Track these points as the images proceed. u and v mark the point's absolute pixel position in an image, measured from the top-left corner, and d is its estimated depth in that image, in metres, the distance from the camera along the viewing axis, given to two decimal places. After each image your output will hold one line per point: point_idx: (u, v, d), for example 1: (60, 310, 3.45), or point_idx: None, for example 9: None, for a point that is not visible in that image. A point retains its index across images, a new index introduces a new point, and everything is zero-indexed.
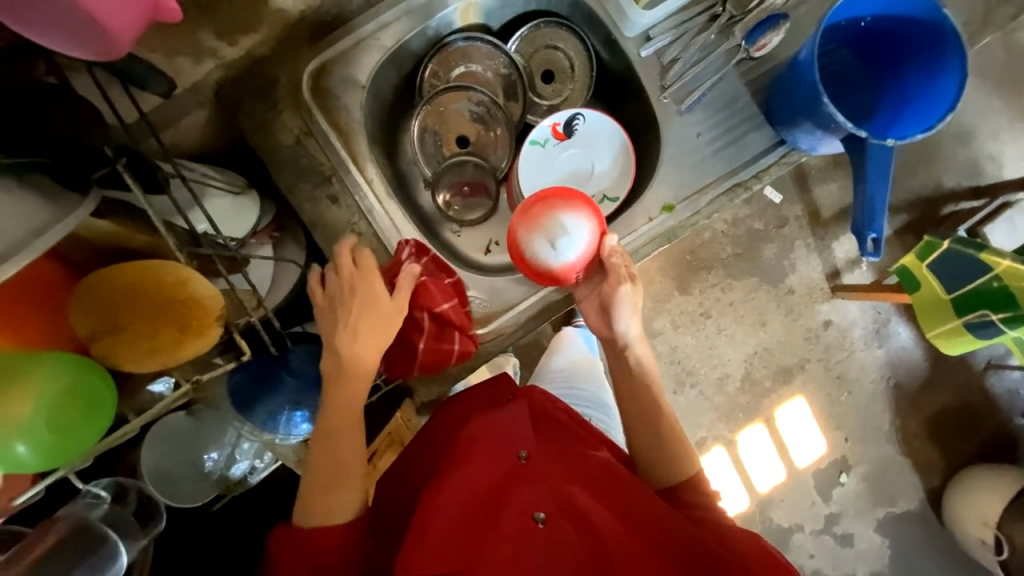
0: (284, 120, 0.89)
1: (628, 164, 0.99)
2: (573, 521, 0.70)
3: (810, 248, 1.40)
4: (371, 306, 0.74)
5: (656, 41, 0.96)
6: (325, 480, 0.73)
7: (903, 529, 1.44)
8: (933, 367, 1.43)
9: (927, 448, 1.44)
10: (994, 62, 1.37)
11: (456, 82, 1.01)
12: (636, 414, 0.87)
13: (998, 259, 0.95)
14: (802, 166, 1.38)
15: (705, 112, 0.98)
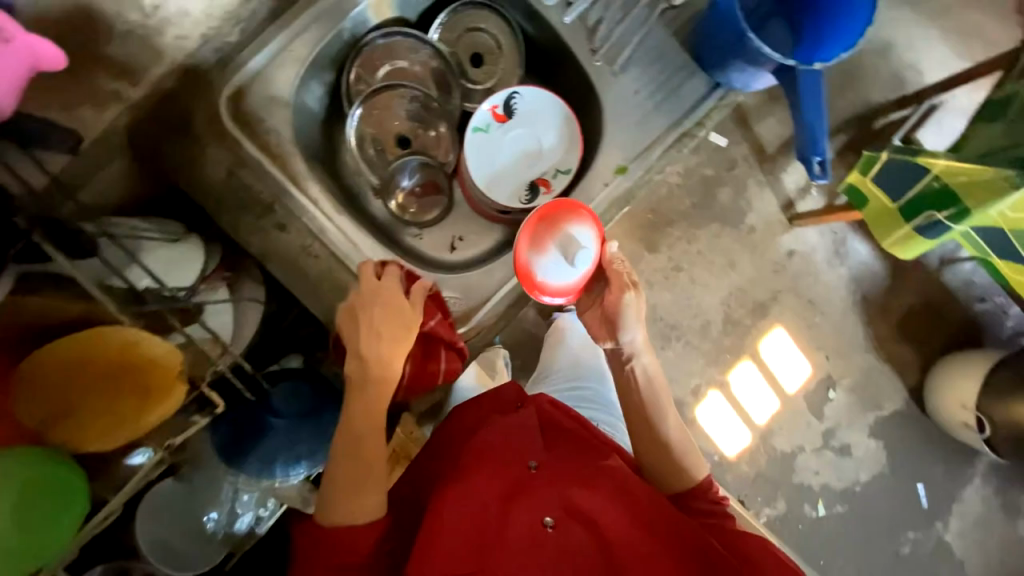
0: (210, 155, 0.85)
1: (574, 134, 0.98)
2: (583, 525, 0.73)
3: (763, 184, 1.44)
4: (392, 304, 0.77)
5: (577, 5, 0.95)
6: (345, 487, 0.72)
7: (893, 429, 1.53)
8: (893, 273, 1.51)
9: (901, 349, 1.53)
10: None
11: (384, 82, 0.98)
12: (645, 426, 0.90)
13: (933, 161, 0.96)
14: (740, 107, 1.42)
15: (638, 69, 0.98)
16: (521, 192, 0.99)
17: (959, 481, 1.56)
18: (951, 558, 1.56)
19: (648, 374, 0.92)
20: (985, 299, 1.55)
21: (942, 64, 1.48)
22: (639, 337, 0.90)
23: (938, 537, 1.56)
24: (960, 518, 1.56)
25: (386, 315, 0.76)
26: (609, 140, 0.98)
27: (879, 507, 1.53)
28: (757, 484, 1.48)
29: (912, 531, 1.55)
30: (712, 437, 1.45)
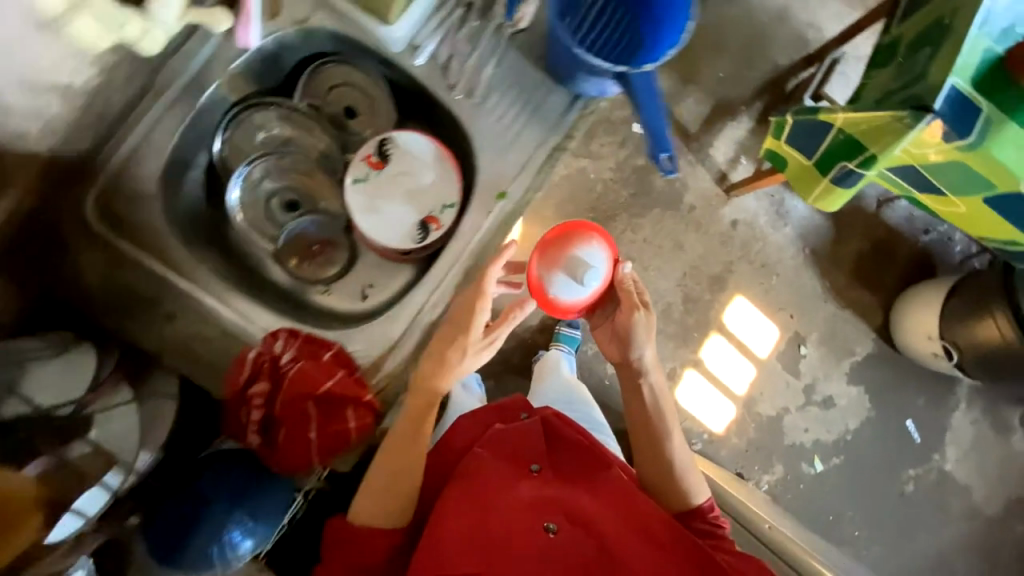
0: (86, 259, 0.87)
1: (451, 168, 0.98)
2: (583, 531, 0.78)
3: (693, 163, 1.48)
4: (469, 331, 0.89)
5: (425, 47, 0.96)
6: (385, 486, 0.87)
7: (870, 372, 1.56)
8: (836, 222, 1.55)
9: (860, 293, 1.56)
10: None
11: (258, 153, 1.00)
12: (648, 437, 1.01)
13: (833, 115, 1.00)
14: (655, 94, 1.46)
15: (500, 95, 0.98)
16: (413, 233, 0.97)
17: (946, 408, 1.59)
18: (955, 486, 1.58)
19: (654, 391, 1.04)
20: (929, 230, 1.58)
21: (839, 17, 1.53)
22: (649, 358, 1.04)
23: (939, 468, 1.58)
24: (955, 446, 1.58)
25: (460, 349, 0.89)
26: (495, 156, 0.97)
27: (874, 451, 1.55)
28: (751, 453, 1.49)
29: (911, 468, 1.56)
30: (698, 416, 1.47)
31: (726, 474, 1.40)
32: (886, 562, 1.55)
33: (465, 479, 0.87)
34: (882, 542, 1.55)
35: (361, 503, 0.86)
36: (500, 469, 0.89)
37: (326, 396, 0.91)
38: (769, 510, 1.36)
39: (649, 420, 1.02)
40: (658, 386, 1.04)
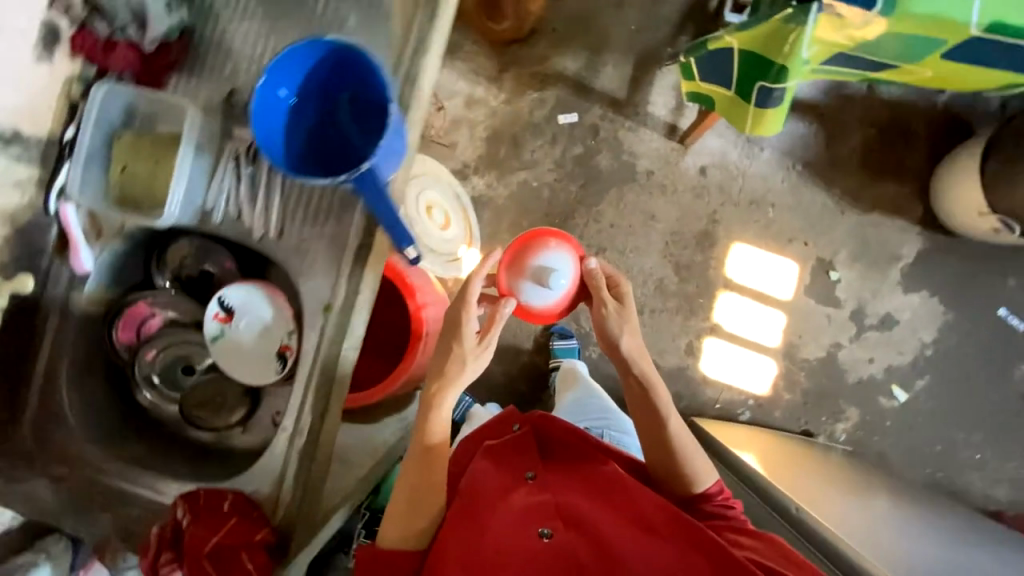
0: (34, 482, 0.77)
1: (279, 295, 0.78)
2: (579, 532, 0.74)
3: (634, 128, 1.39)
4: (457, 329, 0.83)
5: (217, 207, 0.75)
6: (406, 505, 0.80)
7: (928, 271, 1.32)
8: (824, 123, 1.35)
9: (883, 188, 1.34)
10: None
11: (147, 335, 0.84)
12: (645, 411, 0.88)
13: (723, 38, 0.90)
14: (570, 78, 1.40)
15: (295, 219, 0.75)
16: (275, 369, 0.78)
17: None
18: None
19: (643, 380, 0.87)
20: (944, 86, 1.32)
21: None
22: (627, 347, 0.87)
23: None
24: None
25: (459, 359, 0.83)
26: (325, 277, 0.75)
27: (968, 358, 1.31)
28: (811, 404, 1.34)
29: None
30: (734, 382, 1.35)
31: (782, 439, 1.27)
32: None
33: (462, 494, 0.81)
34: (1015, 460, 1.30)
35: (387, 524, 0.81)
36: (493, 479, 0.83)
37: (218, 555, 0.71)
38: (844, 466, 1.19)
39: (644, 403, 0.88)
40: (645, 376, 0.87)
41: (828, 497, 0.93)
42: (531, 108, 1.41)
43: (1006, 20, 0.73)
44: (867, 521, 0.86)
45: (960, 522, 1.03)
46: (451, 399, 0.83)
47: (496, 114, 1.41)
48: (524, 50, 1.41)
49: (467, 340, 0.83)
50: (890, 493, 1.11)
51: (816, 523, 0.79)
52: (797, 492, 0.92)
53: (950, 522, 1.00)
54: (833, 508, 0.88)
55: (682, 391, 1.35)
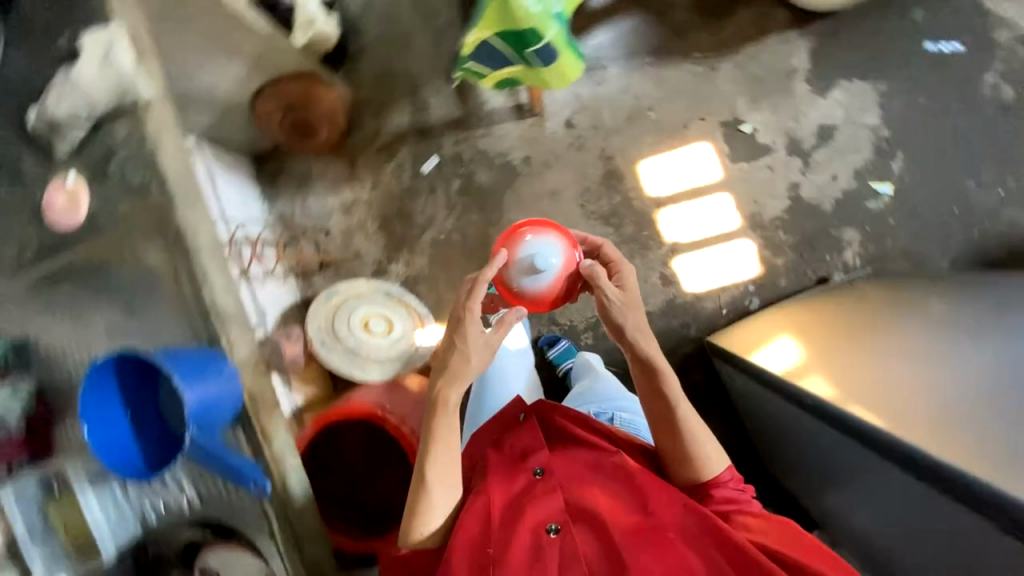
0: None
1: (247, 543, 0.82)
2: (588, 528, 0.73)
3: (488, 132, 1.38)
4: (462, 329, 0.79)
5: (146, 509, 0.80)
6: (425, 511, 0.78)
7: (825, 66, 1.25)
8: (643, 5, 1.29)
9: (735, 24, 1.27)
10: None
11: None
12: (651, 395, 0.81)
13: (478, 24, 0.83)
14: (409, 131, 1.42)
15: (208, 485, 0.80)
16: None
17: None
18: None
19: (652, 360, 0.80)
20: None
21: None
22: (633, 330, 0.81)
23: (993, 48, 1.23)
24: None
25: (462, 356, 0.78)
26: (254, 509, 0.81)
27: (917, 115, 1.23)
28: (806, 251, 1.26)
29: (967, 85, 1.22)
30: (726, 280, 1.29)
31: (800, 307, 1.19)
32: None
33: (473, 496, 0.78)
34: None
35: (411, 520, 0.78)
36: (500, 477, 0.80)
37: None
38: (869, 298, 1.11)
39: (649, 388, 0.82)
40: (649, 365, 0.81)
41: (899, 378, 0.82)
42: (396, 177, 1.43)
43: None
44: (953, 389, 0.75)
45: (996, 298, 0.94)
46: (456, 396, 0.78)
47: (373, 203, 1.44)
48: (357, 136, 1.44)
49: (472, 329, 0.78)
50: (922, 302, 1.02)
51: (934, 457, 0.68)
52: (876, 405, 0.80)
53: (1000, 307, 0.89)
54: (917, 401, 0.77)
55: (686, 322, 1.30)
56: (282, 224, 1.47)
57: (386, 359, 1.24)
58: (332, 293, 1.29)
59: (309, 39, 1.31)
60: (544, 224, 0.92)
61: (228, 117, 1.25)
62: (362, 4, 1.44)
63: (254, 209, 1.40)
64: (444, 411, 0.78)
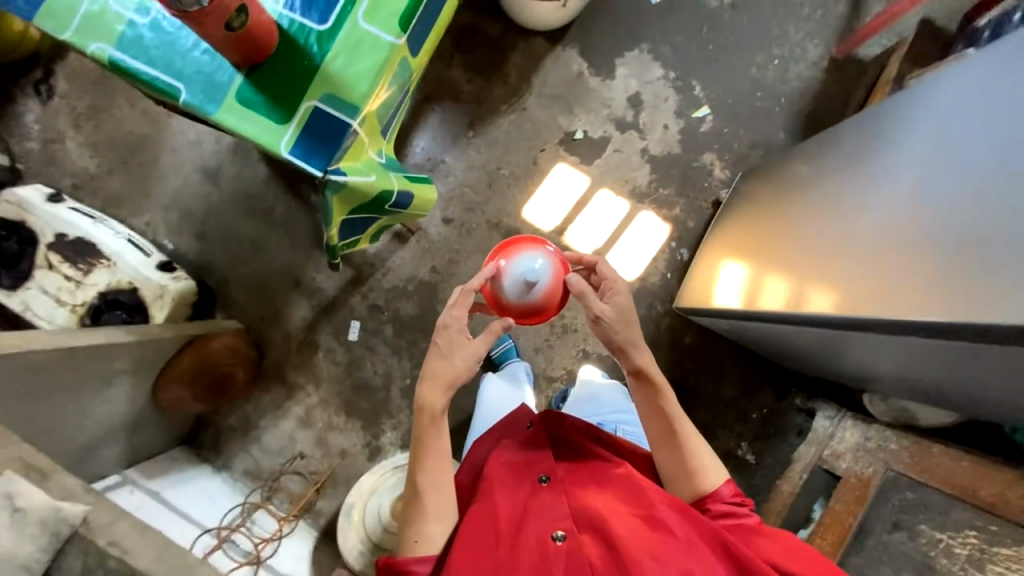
0: None
1: None
2: (596, 532, 0.68)
3: (385, 270, 1.39)
4: (444, 342, 0.81)
5: None
6: (430, 511, 0.75)
7: (599, 55, 1.43)
8: (438, 98, 1.41)
9: (514, 68, 1.42)
10: (148, 207, 1.43)
11: None
12: (649, 405, 0.82)
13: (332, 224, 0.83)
14: (316, 317, 1.39)
15: None
16: None
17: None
18: None
19: (651, 371, 0.82)
20: None
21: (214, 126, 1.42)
22: (633, 352, 0.82)
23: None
24: None
25: (448, 359, 0.80)
26: None
27: (685, 47, 1.43)
28: (690, 190, 1.41)
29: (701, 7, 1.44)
30: (652, 251, 1.40)
31: (721, 237, 1.32)
32: (800, 29, 1.43)
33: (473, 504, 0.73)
34: (781, 35, 1.44)
35: (411, 528, 0.74)
36: (502, 477, 0.77)
37: None
38: (759, 203, 1.25)
39: (650, 407, 0.82)
40: (647, 382, 0.82)
41: (832, 265, 0.93)
42: (332, 363, 1.38)
43: (399, 13, 0.74)
44: (877, 248, 0.85)
45: (843, 152, 1.06)
46: (442, 402, 0.79)
47: (326, 398, 1.38)
48: (273, 353, 1.38)
49: (459, 337, 0.81)
50: (798, 186, 1.15)
51: (892, 316, 0.77)
52: (831, 297, 0.91)
53: (850, 164, 1.02)
54: (858, 273, 0.86)
55: (649, 304, 1.40)
56: (256, 477, 1.36)
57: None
58: (350, 509, 1.22)
59: (170, 310, 1.29)
60: (528, 242, 0.97)
61: (136, 429, 1.15)
62: (200, 243, 1.42)
63: (219, 491, 1.30)
64: (431, 417, 0.79)
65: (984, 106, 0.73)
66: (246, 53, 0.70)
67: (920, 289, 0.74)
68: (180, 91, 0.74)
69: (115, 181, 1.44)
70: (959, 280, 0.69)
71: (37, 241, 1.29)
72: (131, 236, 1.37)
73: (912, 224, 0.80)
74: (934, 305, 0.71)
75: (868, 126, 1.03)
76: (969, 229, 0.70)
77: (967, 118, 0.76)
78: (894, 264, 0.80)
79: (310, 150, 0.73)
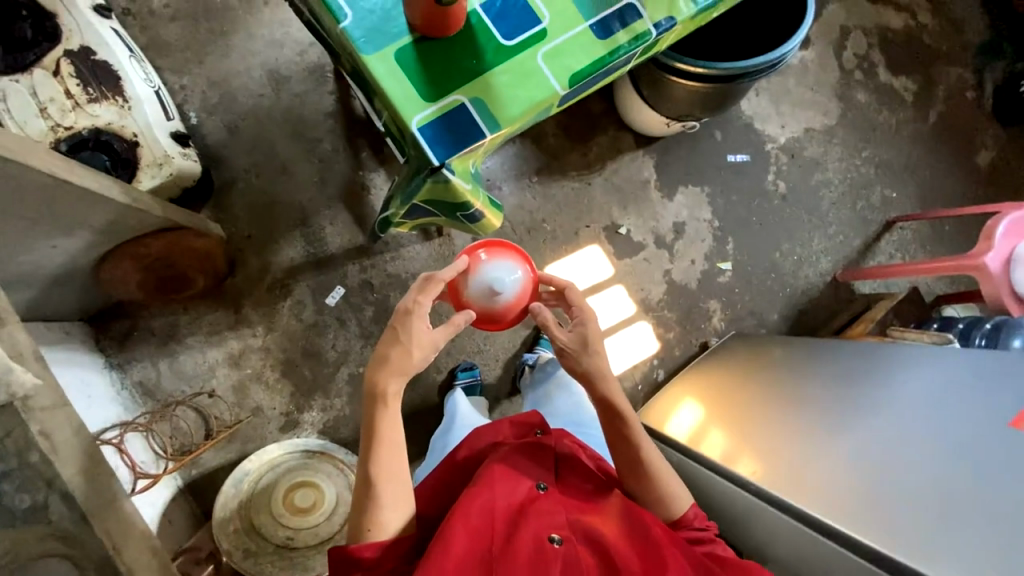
0: None
1: None
2: (591, 540, 0.76)
3: (396, 256, 1.35)
4: (400, 330, 0.80)
5: None
6: (392, 496, 0.75)
7: (668, 176, 1.56)
8: (522, 134, 1.46)
9: (597, 146, 1.51)
10: (193, 73, 1.32)
11: None
12: (615, 433, 0.86)
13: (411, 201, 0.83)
14: (305, 264, 1.31)
15: None
16: None
17: (729, 120, 1.63)
18: (793, 151, 1.67)
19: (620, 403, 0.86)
20: None
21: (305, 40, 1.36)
22: (602, 387, 0.86)
23: (768, 157, 1.65)
24: (761, 132, 1.65)
25: (404, 352, 0.79)
26: None
27: (736, 207, 1.60)
28: (687, 324, 1.52)
29: (761, 184, 1.63)
30: (634, 360, 1.48)
31: (696, 375, 1.42)
32: (822, 243, 1.66)
33: (473, 491, 0.79)
34: (807, 239, 1.65)
35: (377, 513, 0.74)
36: (502, 475, 0.83)
37: None
38: (737, 364, 1.36)
39: (622, 437, 0.86)
40: (613, 410, 0.86)
41: (789, 447, 1.01)
42: (295, 315, 1.29)
43: (574, 70, 0.78)
44: (832, 452, 0.94)
45: (828, 360, 1.19)
46: (395, 387, 0.77)
47: (269, 348, 1.27)
48: (240, 277, 1.27)
49: (418, 326, 0.80)
50: (780, 365, 1.27)
51: (826, 520, 0.85)
52: (778, 476, 0.97)
53: (833, 372, 1.13)
54: (808, 467, 0.95)
55: None
56: (147, 393, 1.20)
57: (315, 547, 1.08)
58: (242, 476, 1.11)
59: (160, 183, 1.16)
60: (508, 248, 0.99)
61: (56, 287, 1.00)
62: (226, 135, 1.31)
63: (103, 392, 1.13)
64: (385, 403, 0.77)
65: (975, 403, 0.86)
66: (428, 25, 0.70)
67: (865, 512, 0.82)
68: (346, 17, 0.72)
69: (173, 30, 1.32)
70: (906, 527, 0.77)
71: (57, 40, 1.13)
72: (160, 89, 1.25)
73: (875, 453, 0.88)
74: (873, 531, 0.79)
75: (855, 351, 1.16)
76: (927, 488, 0.79)
77: (953, 401, 0.89)
78: (848, 478, 0.88)
79: (437, 137, 0.73)
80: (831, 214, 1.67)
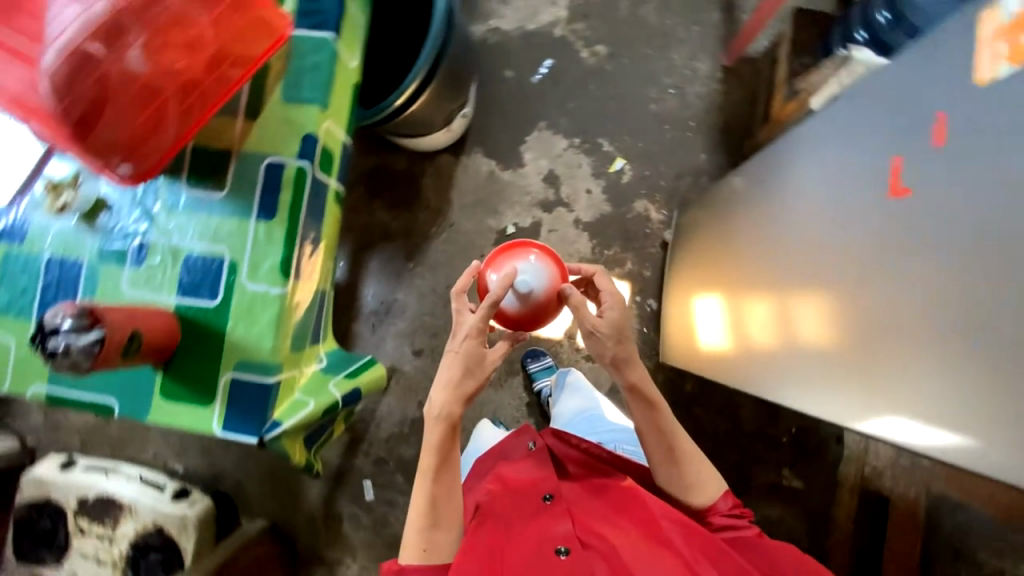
0: None
1: None
2: (598, 551, 0.68)
3: (378, 422, 1.42)
4: (459, 357, 0.69)
5: None
6: (428, 523, 0.71)
7: (503, 149, 1.45)
8: (371, 246, 1.46)
9: (429, 190, 1.46)
10: (152, 438, 1.51)
11: None
12: (647, 421, 0.76)
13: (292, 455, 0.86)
14: (330, 487, 1.42)
15: None
16: None
17: (507, 49, 1.48)
18: (581, 10, 1.47)
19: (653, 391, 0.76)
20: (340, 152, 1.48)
21: None
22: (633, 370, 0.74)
23: (566, 41, 1.47)
24: (540, 28, 1.47)
25: (467, 370, 0.69)
26: None
27: (581, 109, 1.45)
28: (634, 242, 1.40)
29: (581, 68, 1.46)
30: None
31: (684, 275, 1.25)
32: (682, 52, 1.43)
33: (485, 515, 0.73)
34: (667, 64, 1.43)
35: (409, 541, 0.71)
36: (508, 495, 0.76)
37: None
38: (712, 233, 1.15)
39: (652, 427, 0.77)
40: (641, 395, 0.75)
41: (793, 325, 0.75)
42: (359, 528, 1.40)
43: (279, 264, 0.78)
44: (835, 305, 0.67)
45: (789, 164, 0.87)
46: (458, 412, 0.70)
47: (365, 565, 1.39)
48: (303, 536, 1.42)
49: (469, 349, 0.69)
50: (762, 188, 0.95)
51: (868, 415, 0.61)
52: (801, 367, 0.73)
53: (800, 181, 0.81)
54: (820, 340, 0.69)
55: None
56: None
57: None
58: None
59: (196, 535, 1.25)
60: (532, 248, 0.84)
61: None
62: (207, 455, 1.48)
63: None
64: (446, 429, 0.70)
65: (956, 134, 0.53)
66: (159, 350, 0.75)
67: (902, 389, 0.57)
68: (113, 405, 0.78)
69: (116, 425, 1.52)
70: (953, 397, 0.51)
71: (64, 512, 1.35)
72: (142, 473, 1.41)
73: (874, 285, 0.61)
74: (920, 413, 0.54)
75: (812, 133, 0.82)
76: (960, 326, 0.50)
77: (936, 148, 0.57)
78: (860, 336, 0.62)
79: (241, 422, 0.77)
80: (666, 20, 1.44)
